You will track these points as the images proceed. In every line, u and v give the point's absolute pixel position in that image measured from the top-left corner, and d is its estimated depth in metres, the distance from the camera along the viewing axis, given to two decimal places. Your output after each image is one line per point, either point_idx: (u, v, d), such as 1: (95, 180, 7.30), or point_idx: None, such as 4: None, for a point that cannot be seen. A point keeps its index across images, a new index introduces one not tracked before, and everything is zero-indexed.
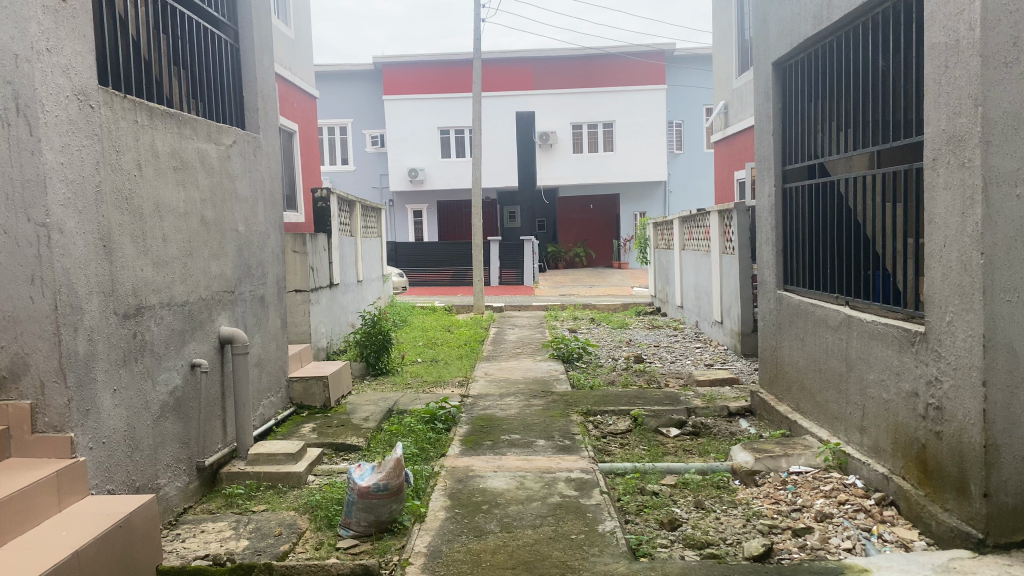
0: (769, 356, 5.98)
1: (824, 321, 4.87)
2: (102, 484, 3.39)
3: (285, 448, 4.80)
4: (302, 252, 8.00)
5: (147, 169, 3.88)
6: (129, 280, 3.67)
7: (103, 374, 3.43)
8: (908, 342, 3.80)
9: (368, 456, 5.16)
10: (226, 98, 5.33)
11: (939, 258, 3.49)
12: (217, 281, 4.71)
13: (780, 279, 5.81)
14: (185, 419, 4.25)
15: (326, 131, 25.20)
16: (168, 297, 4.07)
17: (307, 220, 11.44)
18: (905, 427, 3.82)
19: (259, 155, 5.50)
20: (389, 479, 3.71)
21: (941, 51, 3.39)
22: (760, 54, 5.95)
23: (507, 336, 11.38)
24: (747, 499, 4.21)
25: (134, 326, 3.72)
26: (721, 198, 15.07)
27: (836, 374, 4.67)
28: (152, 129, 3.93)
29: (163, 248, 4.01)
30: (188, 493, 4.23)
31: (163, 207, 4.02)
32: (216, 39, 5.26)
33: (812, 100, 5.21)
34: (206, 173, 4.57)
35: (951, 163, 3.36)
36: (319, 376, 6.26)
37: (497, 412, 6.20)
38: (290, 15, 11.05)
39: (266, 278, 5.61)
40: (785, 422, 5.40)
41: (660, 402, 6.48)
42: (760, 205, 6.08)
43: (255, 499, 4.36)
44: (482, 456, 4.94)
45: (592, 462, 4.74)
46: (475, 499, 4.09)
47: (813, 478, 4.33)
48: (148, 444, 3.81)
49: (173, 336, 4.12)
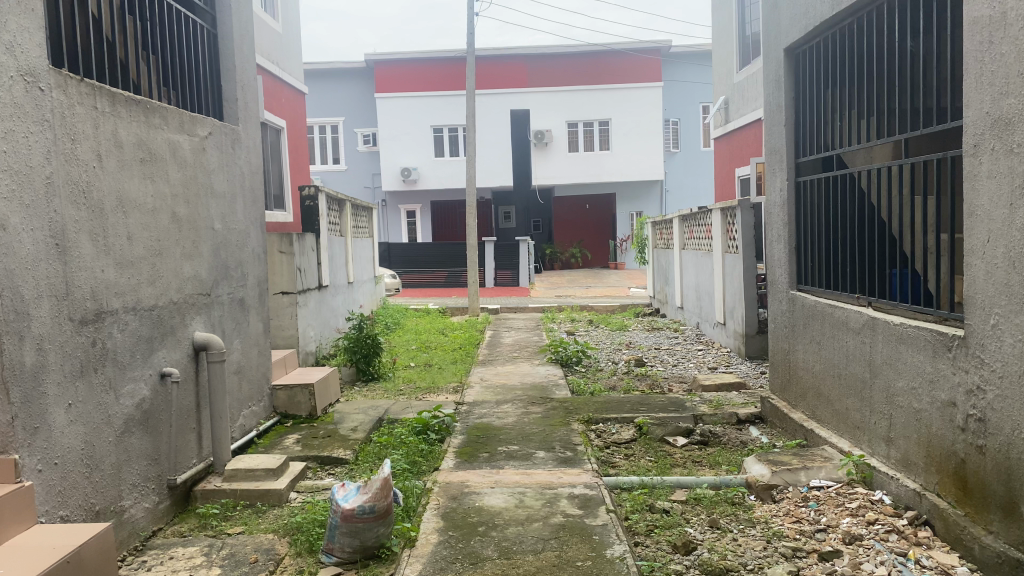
0: (781, 360, 5.66)
1: (844, 323, 4.54)
2: (54, 510, 3.02)
3: (266, 463, 4.45)
4: (289, 252, 7.68)
5: (109, 160, 3.53)
6: (86, 282, 3.31)
7: (55, 389, 3.07)
8: (944, 347, 3.47)
9: (353, 471, 4.79)
10: (201, 87, 4.97)
11: (981, 255, 3.17)
12: (190, 282, 4.35)
13: (794, 278, 5.48)
14: (154, 434, 3.89)
15: (317, 131, 24.83)
16: (133, 301, 3.71)
17: (295, 219, 11.00)
18: (941, 440, 3.49)
19: (238, 149, 5.14)
20: (376, 501, 3.38)
21: (985, 25, 3.07)
22: (771, 41, 5.62)
23: (504, 339, 11.03)
24: (765, 517, 3.88)
25: (93, 333, 3.36)
26: (721, 195, 14.70)
27: (859, 381, 4.34)
28: (115, 117, 3.58)
29: (128, 248, 3.66)
30: (158, 516, 3.87)
31: (127, 202, 3.67)
32: (191, 23, 4.91)
33: (828, 88, 4.89)
34: (178, 166, 4.22)
35: (997, 149, 3.03)
36: (305, 384, 5.91)
37: (494, 421, 5.85)
38: (277, 10, 10.70)
39: (246, 279, 5.25)
40: (800, 431, 5.07)
41: (666, 408, 6.14)
42: (770, 201, 5.75)
43: (231, 520, 4.01)
44: (478, 469, 4.59)
45: (596, 477, 4.39)
46: (471, 519, 3.75)
47: (837, 494, 3.99)
48: (110, 463, 3.45)
49: (139, 343, 3.76)
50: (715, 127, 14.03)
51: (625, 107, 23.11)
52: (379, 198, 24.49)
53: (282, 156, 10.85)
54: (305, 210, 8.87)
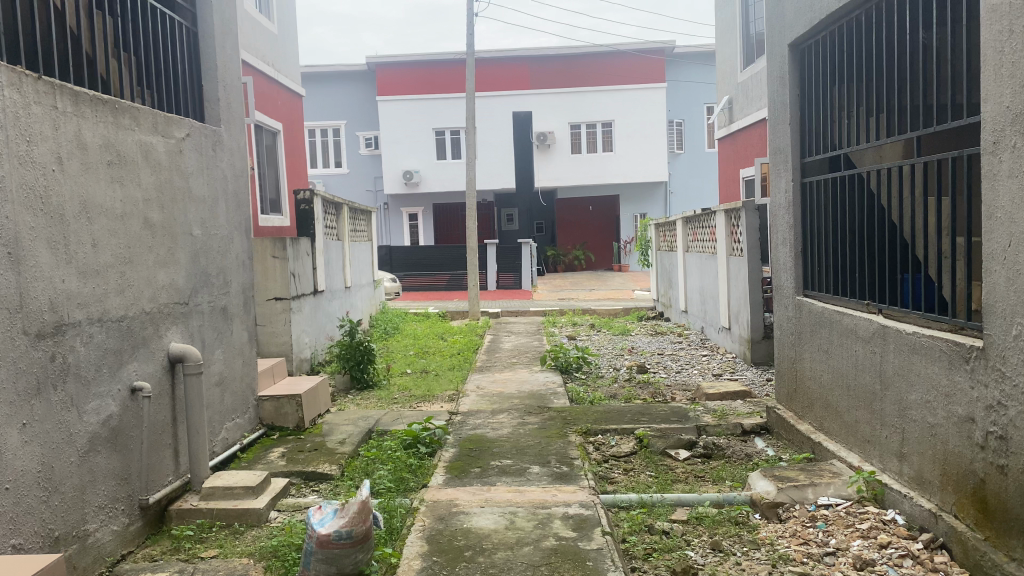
0: (787, 369, 5.42)
1: (853, 330, 4.31)
2: (5, 538, 2.82)
3: (246, 480, 4.24)
4: (282, 257, 7.45)
5: (70, 163, 3.32)
6: (43, 292, 3.11)
7: (6, 410, 2.86)
8: (961, 359, 3.25)
9: (338, 487, 4.59)
10: (179, 86, 4.77)
11: (1002, 260, 2.94)
12: (165, 291, 4.15)
13: (800, 283, 5.23)
14: (124, 452, 3.68)
15: (318, 134, 24.67)
16: (99, 312, 3.51)
17: (291, 223, 10.81)
18: (958, 457, 3.26)
19: (220, 151, 4.94)
20: (353, 525, 3.19)
21: (1004, 13, 2.85)
22: (775, 36, 5.40)
23: (503, 344, 10.80)
24: (771, 539, 3.65)
25: (51, 347, 3.16)
26: (725, 197, 14.46)
27: (868, 392, 4.11)
28: (78, 118, 3.38)
29: (92, 256, 3.46)
30: (128, 539, 3.66)
31: (92, 207, 3.47)
32: (170, 22, 4.72)
33: (835, 84, 4.66)
34: (151, 169, 4.02)
35: (1019, 146, 2.80)
36: (293, 395, 5.69)
37: (488, 432, 5.63)
38: (273, 11, 10.50)
39: (228, 287, 5.05)
40: (808, 443, 4.84)
41: (668, 419, 5.91)
42: (775, 202, 5.51)
43: (206, 542, 3.80)
44: (468, 486, 4.38)
45: (592, 494, 4.17)
46: (457, 543, 3.53)
47: (846, 513, 3.76)
48: (72, 486, 3.24)
49: (105, 357, 3.55)
50: (719, 128, 13.79)
51: (628, 108, 22.87)
52: (381, 201, 24.35)
53: (278, 160, 10.67)
54: (300, 214, 8.68)
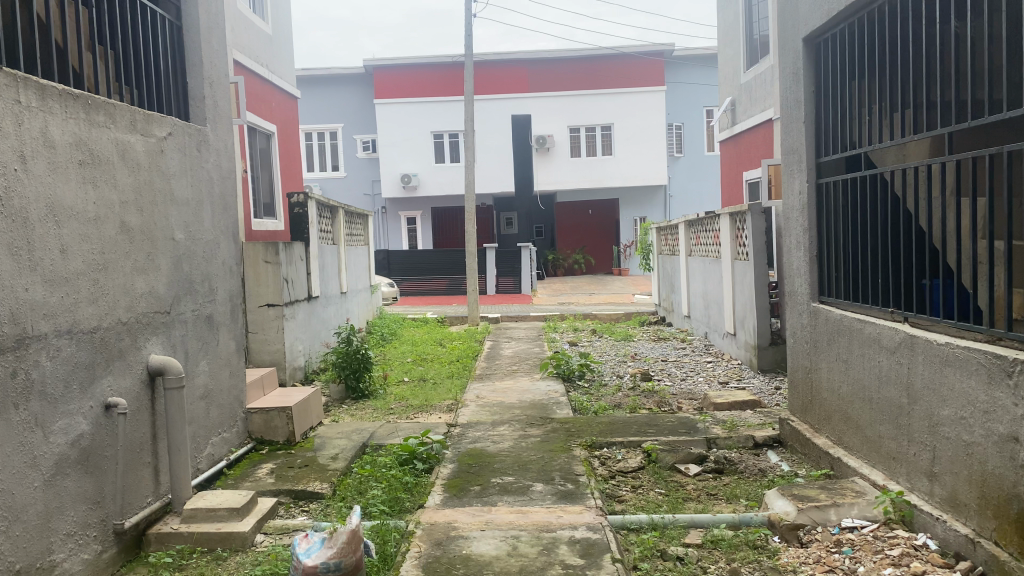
0: (802, 380, 5.16)
1: (876, 340, 4.06)
2: None
3: (230, 501, 3.96)
4: (274, 262, 7.15)
5: (36, 163, 3.07)
6: (4, 303, 2.86)
7: None
8: (1002, 373, 2.99)
9: (330, 507, 4.33)
10: (161, 83, 4.51)
11: None
12: (144, 299, 3.89)
13: (815, 289, 4.98)
14: (97, 473, 3.42)
15: (316, 137, 24.42)
16: (68, 323, 3.25)
17: (285, 228, 10.57)
18: (999, 479, 3.00)
19: (204, 151, 4.67)
20: (342, 556, 2.96)
21: None
22: (788, 30, 5.14)
23: (503, 351, 10.54)
24: (793, 565, 3.39)
25: (14, 361, 2.90)
26: (726, 199, 14.26)
27: (894, 407, 3.86)
28: (45, 113, 3.13)
29: (61, 264, 3.20)
30: (100, 567, 3.39)
31: (60, 209, 3.21)
32: (152, 15, 4.46)
33: (855, 80, 4.41)
34: (128, 170, 3.77)
35: None
36: (283, 407, 5.43)
37: (488, 446, 5.37)
38: (268, 11, 10.27)
39: (214, 294, 4.79)
40: (826, 459, 4.59)
41: (676, 431, 5.64)
42: (789, 205, 5.27)
43: (186, 570, 3.52)
44: (468, 506, 4.11)
45: (599, 515, 3.91)
46: (455, 572, 3.26)
47: (873, 538, 3.50)
48: (35, 514, 2.98)
49: (75, 373, 3.29)
50: (720, 131, 13.62)
51: (628, 111, 22.67)
52: (378, 205, 24.16)
53: (272, 162, 10.41)
54: (294, 218, 8.41)
